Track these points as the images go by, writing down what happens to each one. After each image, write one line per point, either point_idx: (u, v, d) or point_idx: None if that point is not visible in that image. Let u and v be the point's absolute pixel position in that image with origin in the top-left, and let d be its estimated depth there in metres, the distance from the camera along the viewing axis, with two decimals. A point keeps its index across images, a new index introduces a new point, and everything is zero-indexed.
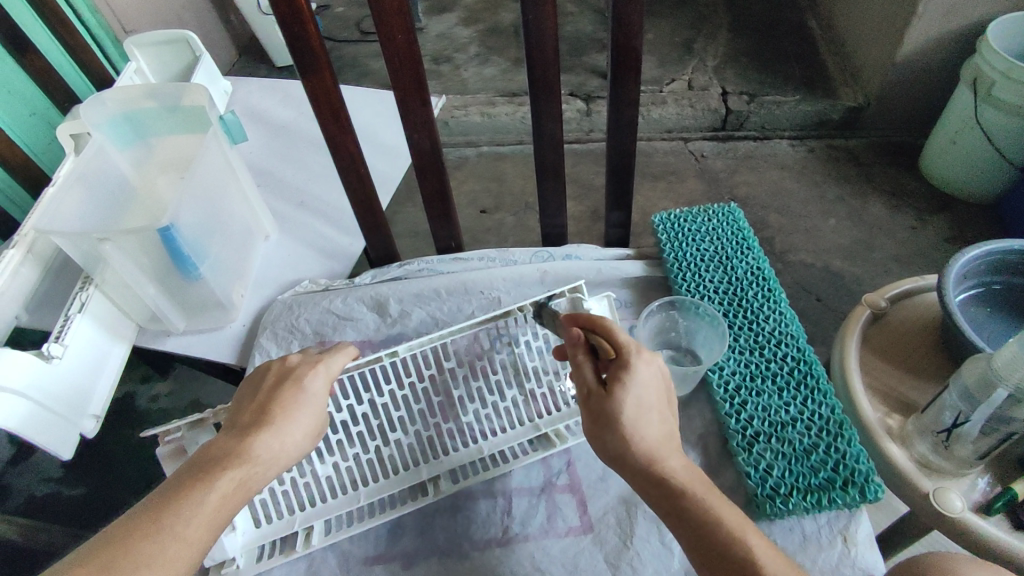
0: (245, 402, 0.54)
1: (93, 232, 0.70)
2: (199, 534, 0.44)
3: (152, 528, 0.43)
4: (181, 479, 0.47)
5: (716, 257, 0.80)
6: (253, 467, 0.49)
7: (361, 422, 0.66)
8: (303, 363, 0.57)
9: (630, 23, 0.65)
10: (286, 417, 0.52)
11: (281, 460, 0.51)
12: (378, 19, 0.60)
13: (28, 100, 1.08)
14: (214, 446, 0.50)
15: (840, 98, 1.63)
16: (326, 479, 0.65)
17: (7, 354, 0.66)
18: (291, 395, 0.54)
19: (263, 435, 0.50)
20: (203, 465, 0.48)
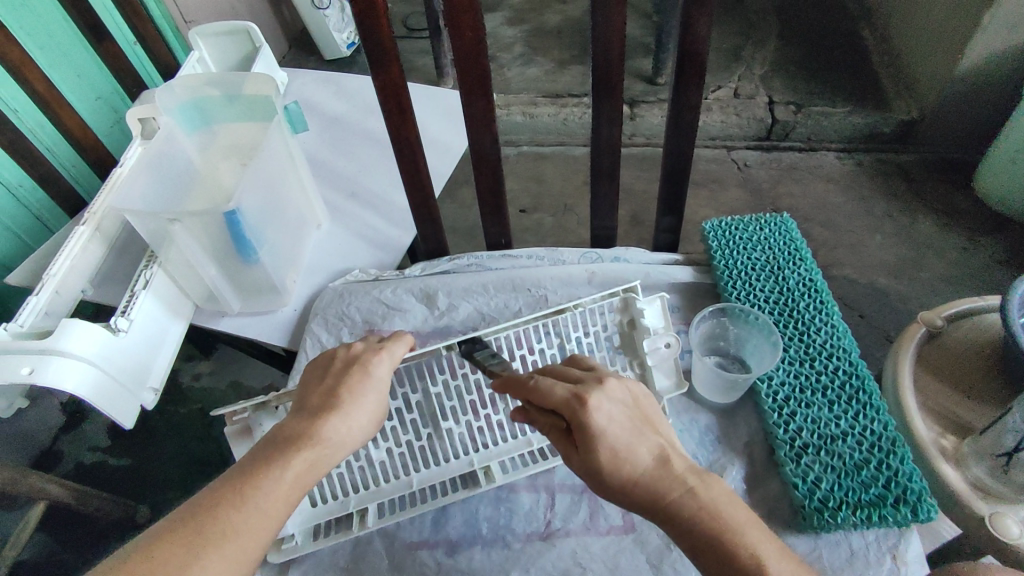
0: (314, 386, 0.57)
1: (164, 213, 0.73)
2: (277, 509, 0.47)
3: (237, 500, 0.46)
4: (258, 458, 0.50)
5: (767, 267, 0.79)
6: (324, 449, 0.52)
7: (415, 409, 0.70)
8: (369, 349, 0.60)
9: (697, 28, 0.65)
10: (353, 401, 0.55)
11: (348, 444, 0.54)
12: (450, 16, 0.62)
13: (95, 85, 1.12)
14: (288, 428, 0.53)
15: (892, 111, 1.60)
16: (379, 463, 0.68)
17: (82, 325, 0.70)
18: (358, 380, 0.56)
19: (333, 417, 0.53)
20: (278, 446, 0.51)
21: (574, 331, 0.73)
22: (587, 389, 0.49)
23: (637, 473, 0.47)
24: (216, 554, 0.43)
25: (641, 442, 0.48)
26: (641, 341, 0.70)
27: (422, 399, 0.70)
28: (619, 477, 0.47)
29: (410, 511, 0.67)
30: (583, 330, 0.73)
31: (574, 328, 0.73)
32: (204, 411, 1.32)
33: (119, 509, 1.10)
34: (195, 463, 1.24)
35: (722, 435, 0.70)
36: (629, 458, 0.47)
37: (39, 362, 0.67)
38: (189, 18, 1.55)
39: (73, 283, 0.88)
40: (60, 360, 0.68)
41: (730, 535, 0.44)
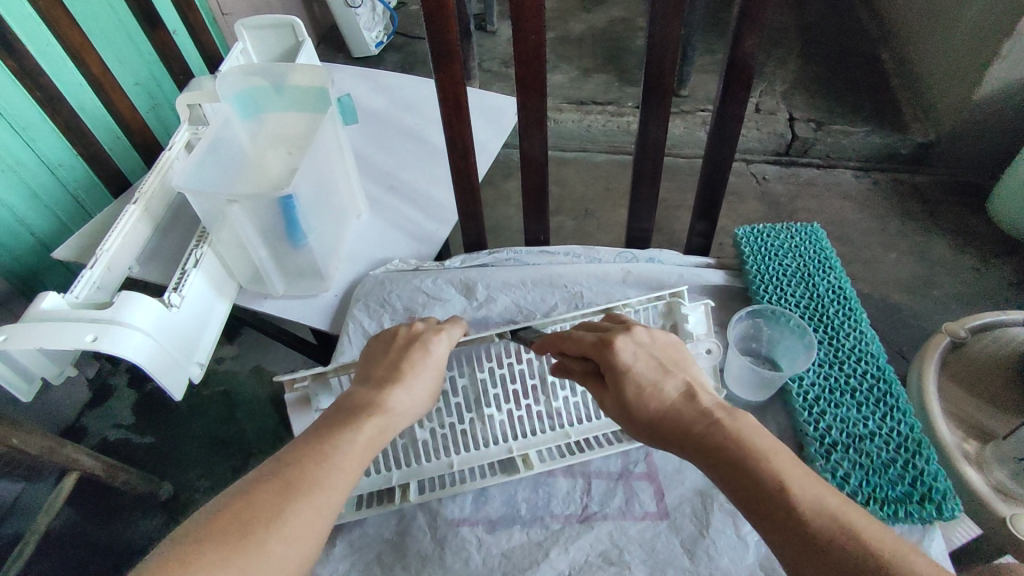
0: (377, 360, 0.61)
1: (223, 193, 0.76)
2: (354, 466, 0.51)
3: (319, 457, 0.50)
4: (332, 424, 0.53)
5: (798, 273, 0.83)
6: (391, 416, 0.55)
7: (460, 394, 0.74)
8: (428, 329, 0.63)
9: (746, 41, 0.69)
10: (415, 374, 0.59)
11: (411, 412, 0.57)
12: (516, 21, 0.65)
13: (135, 71, 1.17)
14: (356, 397, 0.57)
15: (910, 133, 1.63)
16: (423, 443, 0.72)
17: (138, 298, 0.73)
18: (419, 357, 0.60)
19: (398, 388, 0.57)
20: (349, 412, 0.54)
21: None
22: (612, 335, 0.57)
23: (660, 404, 0.52)
24: (303, 504, 0.47)
25: (667, 380, 0.53)
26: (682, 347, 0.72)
27: (467, 385, 0.74)
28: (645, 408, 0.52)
29: (449, 489, 0.70)
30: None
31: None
32: (228, 393, 1.34)
33: (145, 484, 1.12)
34: (219, 444, 1.26)
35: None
36: (654, 393, 0.53)
37: (102, 331, 0.69)
38: (227, 10, 1.58)
39: (122, 260, 0.90)
40: (122, 329, 0.71)
41: (756, 460, 0.45)
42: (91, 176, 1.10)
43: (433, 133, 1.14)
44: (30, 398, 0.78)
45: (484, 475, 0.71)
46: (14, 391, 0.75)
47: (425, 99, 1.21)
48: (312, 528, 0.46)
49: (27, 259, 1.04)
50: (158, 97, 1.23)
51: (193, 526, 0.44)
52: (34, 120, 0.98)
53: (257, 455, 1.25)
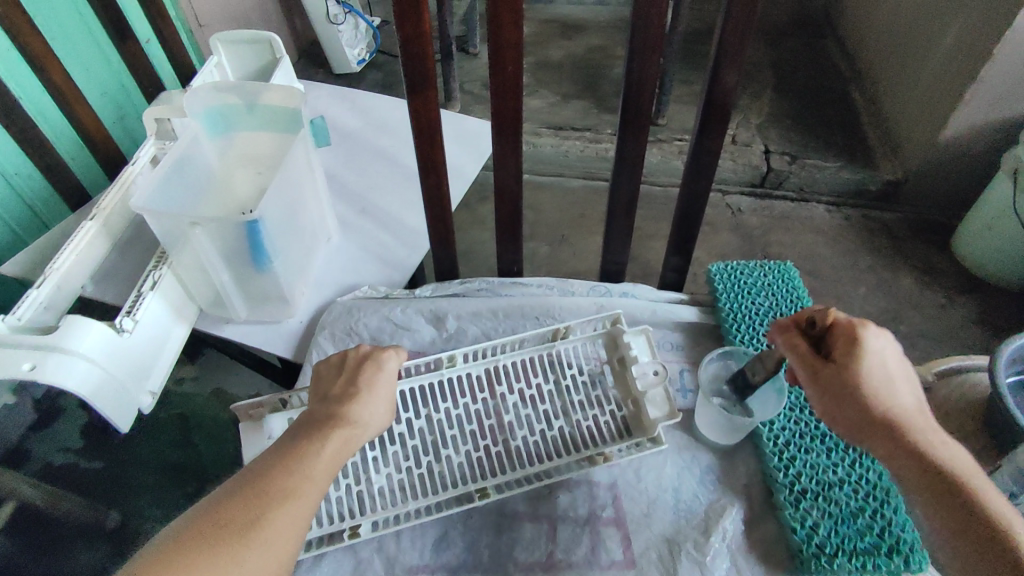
0: (330, 379, 0.61)
1: (187, 216, 0.73)
2: (322, 475, 0.52)
3: (286, 469, 0.51)
4: (297, 437, 0.54)
5: (770, 312, 0.83)
6: (352, 428, 0.56)
7: (417, 437, 0.73)
8: (377, 347, 0.64)
9: (723, 80, 0.69)
10: (371, 390, 0.60)
11: (373, 422, 0.58)
12: (493, 53, 0.64)
13: (103, 82, 1.13)
14: (319, 413, 0.57)
15: (879, 170, 1.67)
16: (378, 490, 0.69)
17: (84, 322, 0.69)
18: (373, 374, 0.61)
19: (357, 403, 0.58)
20: (312, 426, 0.55)
21: (570, 367, 0.79)
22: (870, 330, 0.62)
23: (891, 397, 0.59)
24: (280, 513, 0.48)
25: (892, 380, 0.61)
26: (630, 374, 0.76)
27: (425, 426, 0.73)
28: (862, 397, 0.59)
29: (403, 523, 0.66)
30: (575, 368, 0.79)
31: (567, 365, 0.79)
32: (184, 416, 1.29)
33: None
34: (172, 470, 1.21)
35: (723, 475, 0.72)
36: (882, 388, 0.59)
37: (42, 360, 0.66)
38: (203, 21, 1.55)
39: (75, 279, 0.86)
40: (66, 357, 0.67)
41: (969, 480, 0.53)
42: (47, 188, 1.05)
43: (408, 156, 1.13)
44: None
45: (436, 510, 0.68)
46: None
47: (402, 121, 1.19)
48: (289, 535, 0.48)
49: None
50: (127, 107, 1.19)
51: (167, 544, 0.45)
52: None
53: (213, 483, 1.19)
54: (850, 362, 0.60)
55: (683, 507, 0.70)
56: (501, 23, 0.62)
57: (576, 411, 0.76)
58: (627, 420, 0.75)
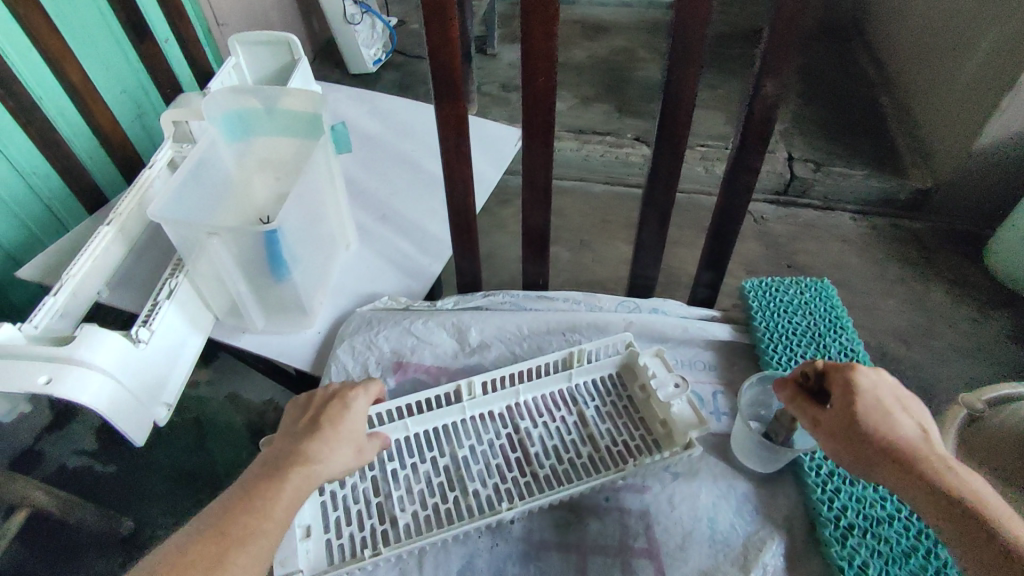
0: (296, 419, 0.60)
1: (204, 225, 0.71)
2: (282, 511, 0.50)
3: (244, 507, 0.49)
4: (260, 473, 0.53)
5: (809, 332, 0.79)
6: (312, 467, 0.54)
7: (442, 474, 0.70)
8: (346, 386, 0.63)
9: (766, 92, 0.66)
10: (336, 429, 0.58)
11: (333, 462, 0.56)
12: (525, 60, 0.61)
13: (121, 77, 1.09)
14: (280, 452, 0.55)
15: (909, 178, 1.62)
16: (402, 527, 0.66)
17: (101, 334, 0.67)
18: (337, 410, 0.59)
19: (319, 438, 0.56)
20: (274, 463, 0.54)
21: (590, 400, 0.77)
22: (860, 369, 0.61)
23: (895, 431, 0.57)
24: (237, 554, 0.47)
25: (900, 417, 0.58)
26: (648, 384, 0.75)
27: (450, 464, 0.71)
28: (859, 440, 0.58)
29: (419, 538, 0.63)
30: (596, 400, 0.77)
31: (586, 399, 0.77)
32: (199, 421, 1.27)
33: (104, 522, 1.05)
34: (185, 476, 1.19)
35: (762, 505, 0.69)
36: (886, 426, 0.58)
37: (57, 372, 0.64)
38: (222, 20, 1.53)
39: (89, 285, 0.84)
40: (78, 368, 0.65)
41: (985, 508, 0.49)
42: (66, 188, 1.02)
43: (430, 162, 1.10)
44: None
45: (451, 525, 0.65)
46: None
47: (423, 125, 1.17)
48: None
49: None
50: (146, 106, 1.15)
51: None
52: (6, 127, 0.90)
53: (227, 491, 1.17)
54: (846, 402, 0.60)
55: (719, 538, 0.66)
56: (533, 32, 0.58)
57: (603, 436, 0.73)
58: (656, 436, 0.73)
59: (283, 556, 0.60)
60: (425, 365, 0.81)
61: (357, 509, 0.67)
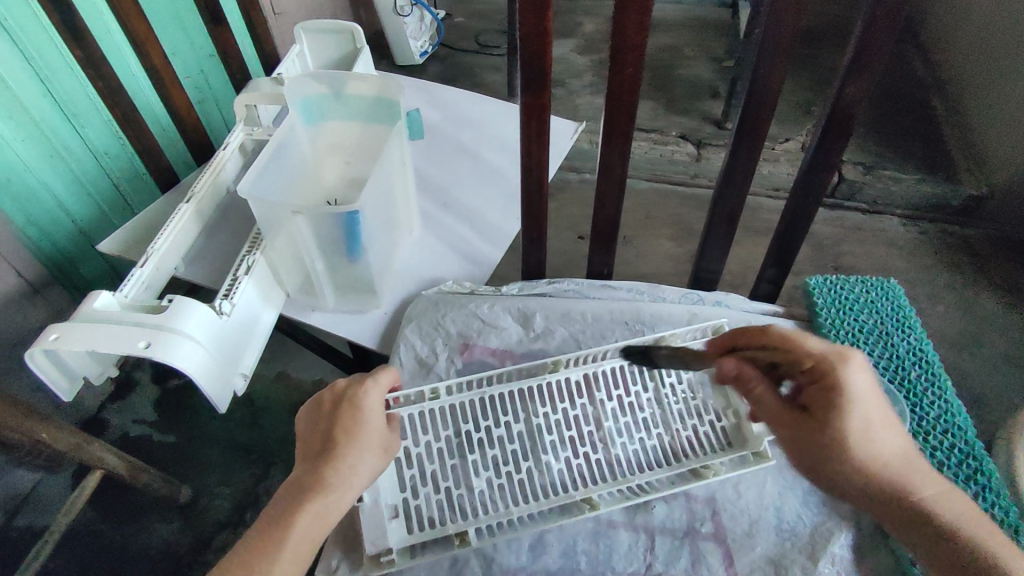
0: (312, 430, 0.58)
1: (291, 205, 0.73)
2: (300, 548, 0.50)
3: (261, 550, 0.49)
4: (275, 508, 0.52)
5: (876, 331, 0.84)
6: (331, 494, 0.53)
7: (516, 441, 0.74)
8: (355, 384, 0.60)
9: (849, 91, 0.68)
10: (349, 441, 0.56)
11: (353, 482, 0.55)
12: (615, 54, 0.63)
13: (188, 62, 1.17)
14: (293, 479, 0.54)
15: (961, 184, 1.59)
16: (479, 493, 0.70)
17: (190, 303, 0.71)
18: (350, 417, 0.57)
19: (334, 460, 0.55)
20: (291, 494, 0.53)
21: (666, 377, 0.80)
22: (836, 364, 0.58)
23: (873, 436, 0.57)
24: None
25: (868, 417, 0.58)
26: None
27: (523, 430, 0.75)
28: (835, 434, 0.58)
29: (511, 532, 0.67)
30: (673, 378, 0.80)
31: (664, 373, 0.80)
32: (252, 397, 1.31)
33: (166, 487, 1.09)
34: (239, 449, 1.22)
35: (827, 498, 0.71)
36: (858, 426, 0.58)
37: (155, 339, 0.67)
38: (280, 10, 1.57)
39: (170, 260, 0.88)
40: (173, 336, 0.68)
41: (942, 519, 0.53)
42: (135, 170, 1.14)
43: (490, 153, 1.12)
44: (70, 397, 0.74)
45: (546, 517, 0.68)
46: (55, 390, 0.72)
47: (482, 116, 1.19)
48: None
49: (66, 247, 1.05)
50: (205, 92, 1.23)
51: None
52: (83, 108, 1.01)
53: (280, 465, 1.21)
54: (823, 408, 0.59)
55: (786, 527, 0.69)
56: (626, 26, 0.60)
57: (675, 419, 0.77)
58: (729, 435, 0.75)
59: (373, 531, 0.65)
60: (490, 348, 0.83)
61: (433, 470, 0.72)
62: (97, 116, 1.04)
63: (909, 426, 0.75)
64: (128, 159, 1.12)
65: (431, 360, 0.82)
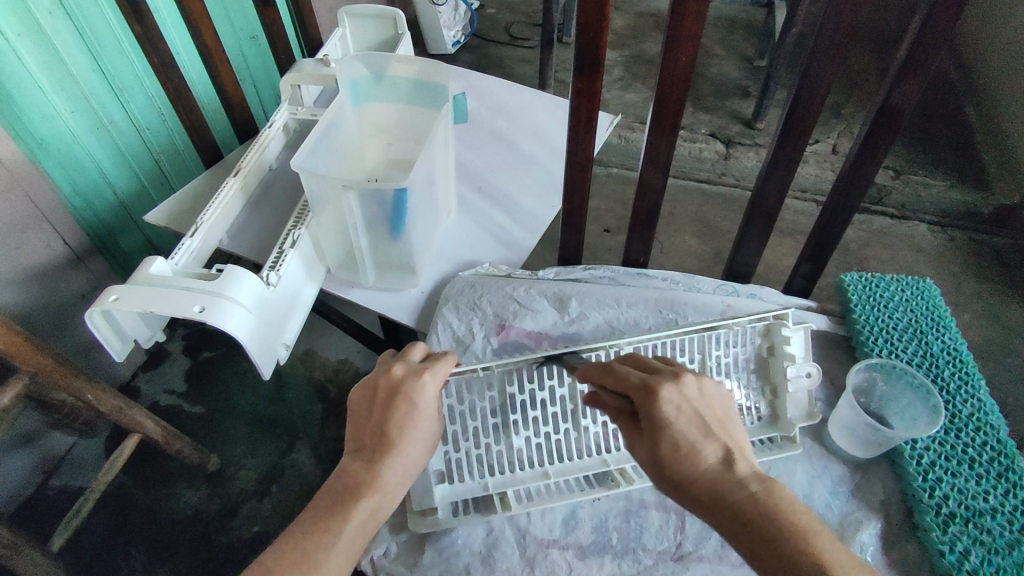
0: (364, 424, 0.58)
1: (342, 179, 0.75)
2: (344, 554, 0.50)
3: (304, 554, 0.49)
4: (322, 509, 0.53)
5: (910, 328, 0.85)
6: (385, 494, 0.54)
7: (558, 404, 0.76)
8: (411, 374, 0.59)
9: (897, 92, 0.72)
10: (404, 438, 0.56)
11: (405, 482, 0.56)
12: (669, 44, 0.66)
13: (236, 42, 1.21)
14: (348, 473, 0.55)
15: (993, 193, 1.58)
16: (518, 451, 0.75)
17: (243, 275, 0.73)
18: (405, 414, 0.57)
19: (389, 461, 0.55)
20: (341, 495, 0.53)
21: (717, 349, 0.76)
22: (660, 380, 0.52)
23: (693, 466, 0.49)
24: None
25: (709, 441, 0.50)
26: (782, 367, 0.74)
27: (567, 393, 0.76)
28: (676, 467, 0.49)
29: (549, 499, 0.73)
30: (724, 349, 0.77)
31: (715, 345, 0.76)
32: (277, 373, 1.31)
33: (197, 455, 1.11)
34: (266, 423, 1.24)
35: (857, 488, 0.76)
36: (690, 454, 0.49)
37: (209, 303, 0.70)
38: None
39: (216, 231, 0.91)
40: (225, 304, 0.71)
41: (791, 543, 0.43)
42: (173, 144, 1.16)
43: (526, 142, 1.13)
44: (123, 357, 0.77)
45: (583, 488, 0.74)
46: (110, 350, 0.74)
47: (520, 105, 1.20)
48: None
49: (106, 217, 1.08)
50: (245, 72, 1.25)
51: None
52: (129, 82, 1.04)
53: (305, 440, 1.22)
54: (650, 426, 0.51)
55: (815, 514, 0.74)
56: (684, 15, 0.63)
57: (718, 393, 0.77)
58: (762, 416, 0.78)
59: (418, 492, 0.72)
60: (526, 330, 0.86)
61: (474, 425, 0.75)
62: (141, 91, 1.07)
63: (943, 420, 0.77)
64: (168, 135, 1.14)
65: (467, 339, 0.85)
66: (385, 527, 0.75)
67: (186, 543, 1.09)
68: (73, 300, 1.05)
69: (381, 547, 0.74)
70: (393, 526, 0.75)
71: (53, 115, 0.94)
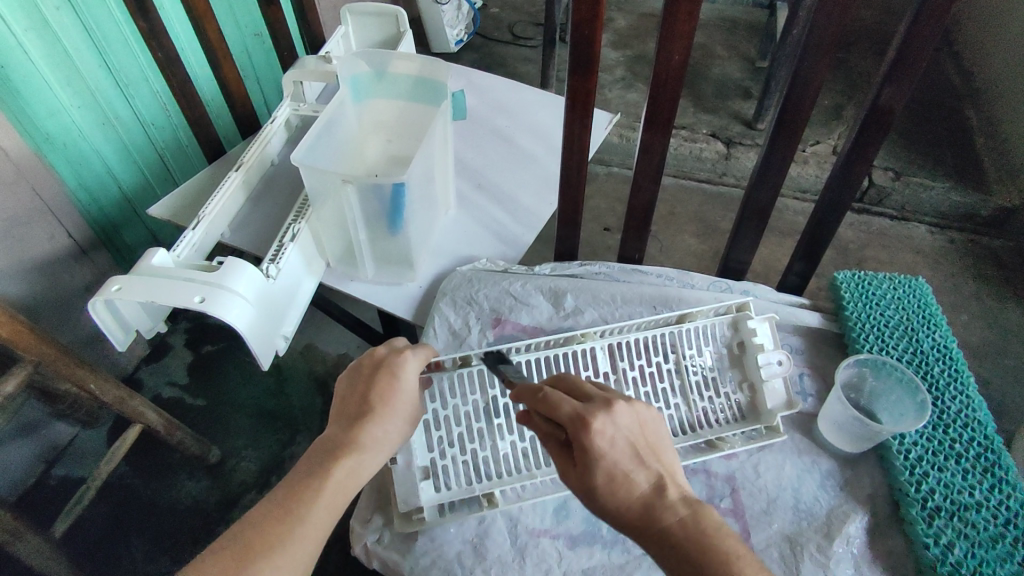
0: (346, 395, 0.60)
1: (340, 173, 0.76)
2: (324, 513, 0.52)
3: (284, 512, 0.50)
4: (303, 471, 0.54)
5: (901, 326, 0.86)
6: (364, 454, 0.56)
7: None
8: (392, 352, 0.62)
9: (888, 91, 0.73)
10: (385, 406, 0.58)
11: (384, 447, 0.57)
12: (662, 43, 0.67)
13: (238, 38, 1.22)
14: (330, 437, 0.57)
15: (991, 194, 1.58)
16: (503, 456, 0.77)
17: (245, 266, 0.75)
18: (387, 383, 0.59)
19: (371, 421, 0.57)
20: (323, 456, 0.55)
21: (689, 348, 0.82)
22: (594, 410, 0.50)
23: (630, 496, 0.49)
24: (276, 557, 0.48)
25: (640, 469, 0.50)
26: (754, 358, 0.79)
27: None
28: (609, 501, 0.49)
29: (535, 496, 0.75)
30: (696, 349, 0.82)
31: (687, 345, 0.82)
32: (278, 366, 1.33)
33: (198, 447, 1.12)
34: (266, 416, 1.25)
35: (844, 483, 0.77)
36: (623, 483, 0.50)
37: (209, 293, 0.71)
38: None
39: (219, 224, 0.92)
40: (225, 293, 0.72)
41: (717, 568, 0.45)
42: (176, 141, 1.18)
43: (525, 139, 1.14)
44: (125, 346, 0.78)
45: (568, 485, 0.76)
46: (112, 339, 0.76)
47: (519, 103, 1.21)
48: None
49: (111, 211, 1.10)
50: (248, 68, 1.27)
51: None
52: (133, 78, 1.06)
53: (304, 432, 1.23)
54: (584, 463, 0.50)
55: (803, 507, 0.75)
56: (677, 13, 0.64)
57: (694, 390, 0.81)
58: (744, 408, 0.80)
59: (403, 490, 0.72)
60: (521, 324, 0.88)
61: (460, 433, 0.77)
62: (146, 86, 1.08)
63: (931, 416, 0.78)
64: (173, 130, 1.16)
65: (463, 332, 0.87)
66: (379, 514, 0.76)
67: (187, 534, 1.11)
68: (77, 293, 1.06)
69: (374, 535, 0.75)
70: (386, 514, 0.76)
71: (59, 111, 0.95)
